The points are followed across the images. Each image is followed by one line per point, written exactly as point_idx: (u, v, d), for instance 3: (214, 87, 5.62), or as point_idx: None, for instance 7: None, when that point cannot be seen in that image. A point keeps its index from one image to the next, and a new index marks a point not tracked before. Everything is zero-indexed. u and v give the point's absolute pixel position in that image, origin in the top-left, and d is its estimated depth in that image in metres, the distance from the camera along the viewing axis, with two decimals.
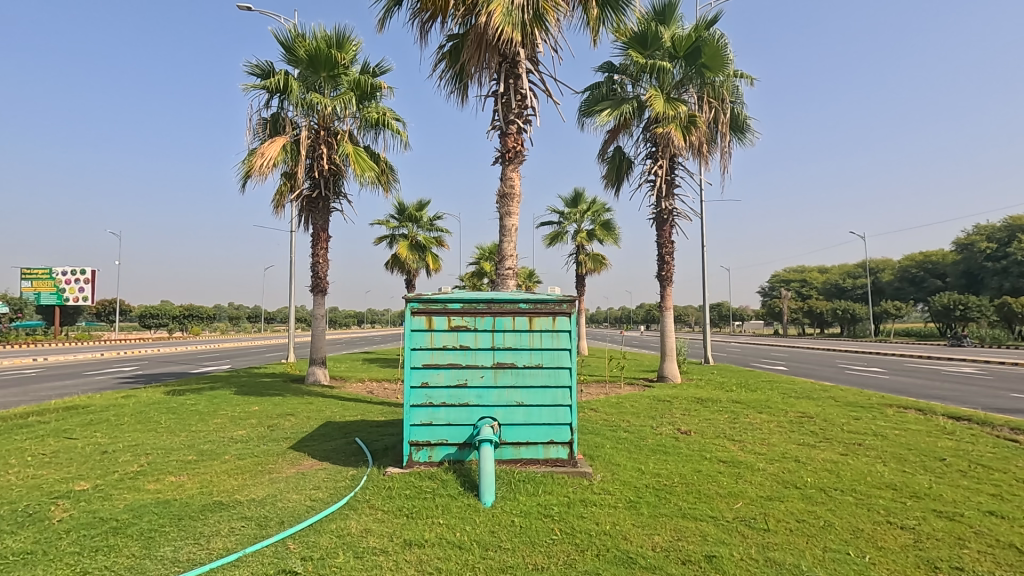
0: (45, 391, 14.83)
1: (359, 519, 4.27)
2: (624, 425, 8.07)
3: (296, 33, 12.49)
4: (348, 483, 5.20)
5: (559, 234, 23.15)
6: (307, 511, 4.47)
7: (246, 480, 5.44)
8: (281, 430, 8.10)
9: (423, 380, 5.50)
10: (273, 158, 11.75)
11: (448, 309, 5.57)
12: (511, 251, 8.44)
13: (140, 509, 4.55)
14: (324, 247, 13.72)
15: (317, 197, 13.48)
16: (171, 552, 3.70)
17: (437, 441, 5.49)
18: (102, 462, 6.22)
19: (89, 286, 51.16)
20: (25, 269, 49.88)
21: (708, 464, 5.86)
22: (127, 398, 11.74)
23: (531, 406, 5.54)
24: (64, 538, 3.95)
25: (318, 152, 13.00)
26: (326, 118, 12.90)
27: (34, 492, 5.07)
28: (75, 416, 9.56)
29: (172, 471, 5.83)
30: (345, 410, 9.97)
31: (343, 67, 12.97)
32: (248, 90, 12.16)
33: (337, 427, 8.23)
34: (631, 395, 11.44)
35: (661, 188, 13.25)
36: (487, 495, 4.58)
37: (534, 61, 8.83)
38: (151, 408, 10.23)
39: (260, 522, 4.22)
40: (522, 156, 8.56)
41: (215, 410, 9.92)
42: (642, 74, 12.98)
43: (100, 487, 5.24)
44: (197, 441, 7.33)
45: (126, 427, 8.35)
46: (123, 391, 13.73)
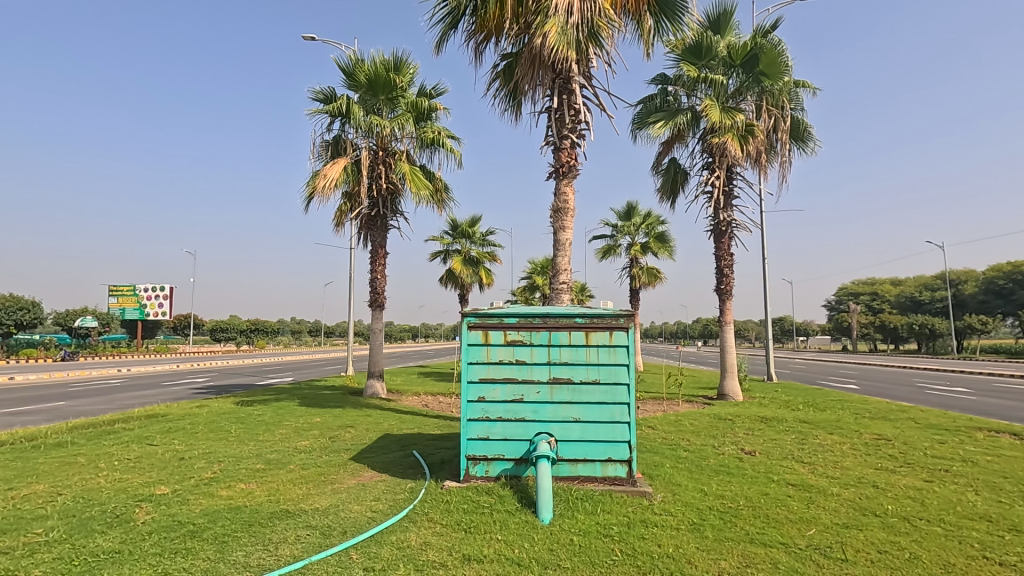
0: (127, 400, 15.90)
1: (418, 531, 4.32)
2: (684, 443, 7.84)
3: (356, 59, 13.07)
4: (406, 496, 5.27)
5: (613, 248, 22.87)
6: (368, 522, 4.56)
7: (309, 490, 5.62)
8: (342, 441, 8.36)
9: (479, 395, 5.55)
10: (334, 179, 12.27)
11: (504, 323, 5.61)
12: (565, 266, 8.40)
13: (214, 514, 4.79)
14: (382, 263, 14.15)
15: (376, 216, 14.01)
16: (242, 558, 3.86)
17: (493, 456, 5.49)
18: (179, 468, 6.60)
19: (168, 302, 54.86)
20: (111, 286, 53.87)
21: (775, 487, 5.58)
22: (202, 408, 12.45)
23: (587, 422, 5.46)
24: (146, 540, 4.20)
25: (376, 172, 13.50)
26: (385, 139, 13.42)
27: (121, 495, 5.44)
28: (155, 424, 10.23)
29: (242, 479, 6.11)
30: (402, 424, 10.13)
31: (401, 89, 13.49)
32: (312, 115, 12.85)
33: (395, 440, 8.41)
34: (690, 413, 11.07)
35: (718, 199, 12.92)
36: (545, 512, 4.54)
37: (588, 77, 8.84)
38: (222, 418, 10.79)
39: (324, 532, 4.34)
40: (575, 170, 8.55)
41: (280, 421, 10.33)
42: (697, 85, 12.70)
43: (178, 492, 5.56)
44: (264, 450, 7.66)
45: (200, 436, 8.83)
46: (197, 401, 14.56)
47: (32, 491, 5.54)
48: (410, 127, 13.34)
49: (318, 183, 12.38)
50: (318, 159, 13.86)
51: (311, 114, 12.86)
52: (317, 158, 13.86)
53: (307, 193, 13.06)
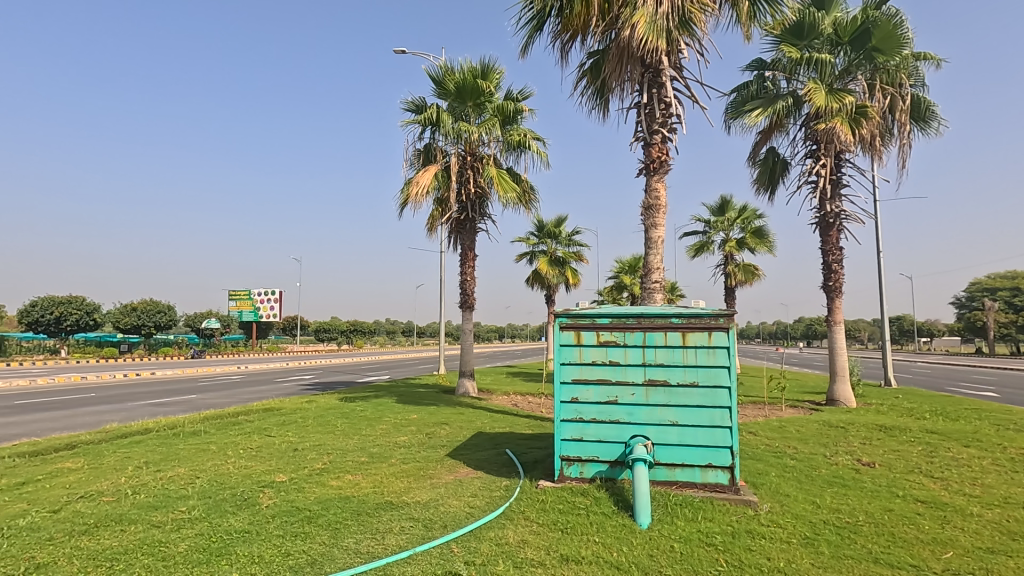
0: (247, 395, 17.50)
1: (515, 529, 4.38)
2: (790, 451, 7.34)
3: (445, 69, 13.53)
4: (502, 493, 5.36)
5: (705, 245, 21.88)
6: (467, 517, 4.70)
7: (410, 484, 5.88)
8: (438, 438, 8.67)
9: (572, 396, 5.54)
10: (426, 186, 12.79)
11: (596, 324, 5.56)
12: (657, 264, 8.17)
13: (326, 502, 5.15)
14: (472, 265, 14.52)
15: (465, 219, 14.41)
16: (353, 544, 4.11)
17: (587, 457, 5.46)
18: (294, 458, 7.17)
19: (278, 305, 59.67)
20: (231, 291, 59.51)
21: (900, 503, 5.07)
22: (311, 403, 13.41)
23: (685, 426, 5.26)
24: (271, 523, 4.60)
25: (465, 177, 13.87)
26: (473, 144, 13.76)
27: (247, 480, 6.00)
28: (271, 417, 11.17)
29: (349, 470, 6.53)
30: (494, 422, 10.33)
31: (487, 95, 13.78)
32: (405, 125, 13.47)
33: (488, 438, 8.60)
34: (796, 419, 10.34)
35: (824, 189, 11.98)
36: (643, 517, 4.43)
37: (679, 68, 8.54)
38: (329, 413, 11.58)
39: (426, 524, 4.53)
40: (667, 165, 8.29)
41: (380, 417, 10.91)
42: (799, 68, 11.83)
43: (294, 480, 6.04)
44: (367, 444, 8.13)
45: (311, 429, 9.53)
46: (306, 396, 15.74)
47: (175, 474, 6.25)
48: (497, 130, 13.59)
49: (411, 190, 12.96)
50: (410, 167, 14.48)
51: (404, 124, 13.48)
52: (410, 166, 14.49)
53: (402, 200, 13.69)
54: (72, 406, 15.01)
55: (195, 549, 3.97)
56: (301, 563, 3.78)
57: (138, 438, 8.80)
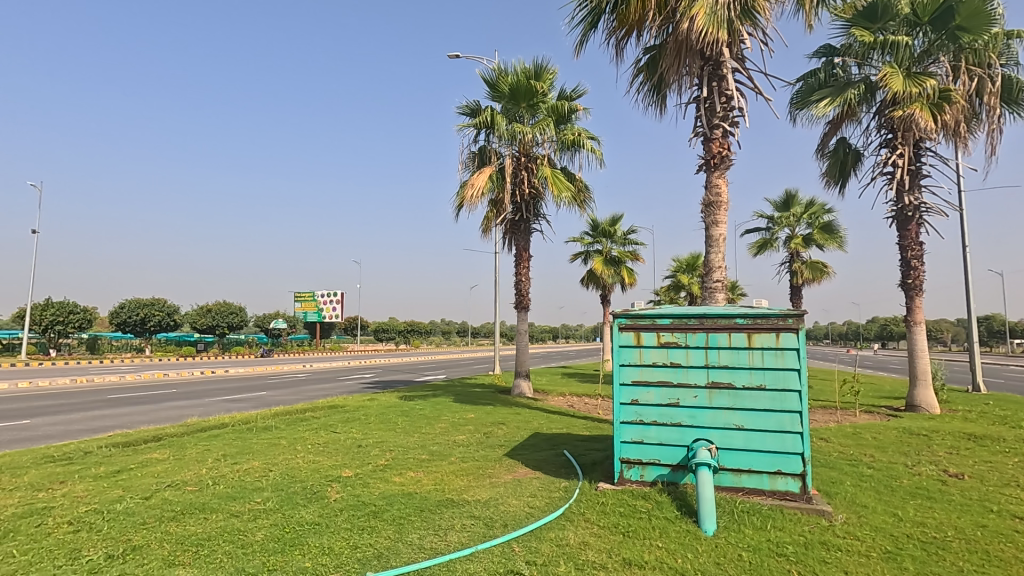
0: (312, 392, 18.27)
1: (576, 531, 4.36)
2: (867, 460, 6.92)
3: (498, 71, 13.64)
4: (561, 494, 5.34)
5: (769, 242, 20.98)
6: (527, 517, 4.72)
7: (470, 482, 5.96)
8: (495, 438, 8.75)
9: (632, 397, 5.46)
10: (480, 188, 12.94)
11: (656, 324, 5.44)
12: (719, 263, 7.91)
13: (391, 498, 5.31)
14: (526, 266, 14.56)
15: (519, 220, 14.47)
16: (417, 539, 4.22)
17: (648, 461, 5.36)
18: (359, 454, 7.42)
19: (340, 306, 61.90)
20: (297, 293, 62.28)
21: (995, 519, 4.67)
22: (373, 400, 13.85)
23: (752, 430, 5.07)
24: (339, 516, 4.78)
25: (519, 177, 13.93)
26: (527, 145, 13.80)
27: (316, 474, 6.27)
28: (336, 414, 11.61)
29: (411, 467, 6.69)
30: (551, 423, 10.30)
31: (541, 95, 13.79)
32: (460, 129, 13.67)
33: (545, 438, 8.59)
34: (872, 425, 9.73)
35: (901, 180, 11.23)
36: (708, 523, 4.30)
37: (740, 59, 8.24)
38: (390, 411, 11.92)
39: (487, 523, 4.58)
40: (728, 160, 8.02)
41: (439, 416, 11.12)
42: (872, 53, 11.14)
43: (360, 475, 6.26)
44: (427, 442, 8.31)
45: (373, 426, 9.85)
46: (367, 394, 16.27)
47: (250, 466, 6.62)
48: (551, 130, 13.56)
49: (466, 193, 13.15)
50: (466, 170, 14.69)
51: (459, 127, 13.69)
52: (465, 168, 14.70)
53: (457, 203, 13.90)
54: (157, 401, 16.15)
55: (271, 538, 4.19)
56: (368, 556, 3.91)
57: (216, 431, 9.37)
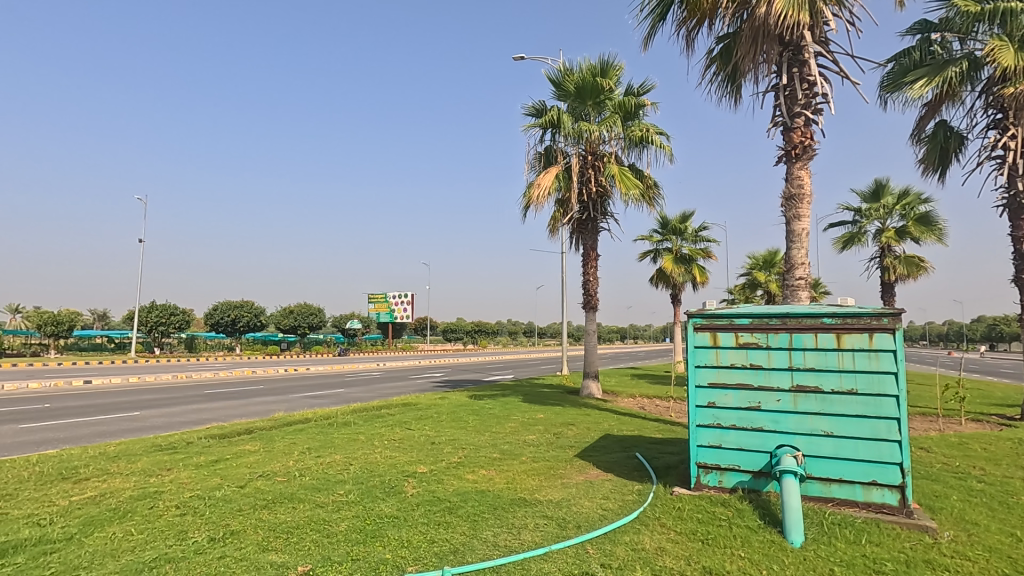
0: (386, 390, 18.98)
1: (652, 535, 4.26)
2: (977, 473, 6.29)
3: (564, 70, 13.59)
4: (635, 498, 5.24)
5: (857, 237, 19.57)
6: (600, 519, 4.66)
7: (542, 482, 5.97)
8: (566, 438, 8.71)
9: (709, 400, 5.27)
10: (547, 188, 12.94)
11: (735, 324, 5.22)
12: (802, 259, 7.47)
13: (464, 494, 5.42)
14: (594, 266, 14.40)
15: (587, 219, 14.33)
16: (492, 537, 4.27)
17: (727, 466, 5.15)
18: (433, 451, 7.62)
19: (411, 307, 63.82)
20: (371, 295, 64.84)
21: None
22: (444, 399, 14.19)
23: (842, 437, 4.74)
24: (416, 510, 4.94)
25: (586, 176, 13.80)
26: (593, 143, 13.65)
27: (393, 469, 6.51)
28: (409, 411, 11.99)
29: (483, 465, 6.80)
30: (622, 425, 10.13)
31: (607, 92, 13.60)
32: (526, 130, 13.74)
33: (616, 440, 8.45)
34: (981, 435, 8.84)
35: (1014, 164, 10.13)
36: (795, 534, 4.07)
37: (824, 42, 7.76)
38: (460, 409, 12.16)
39: (560, 523, 4.56)
40: (811, 150, 7.56)
41: (509, 415, 11.22)
42: (978, 25, 10.13)
43: (434, 471, 6.43)
44: (498, 441, 8.40)
45: (445, 424, 10.09)
46: (438, 393, 16.69)
47: (332, 460, 6.97)
48: (618, 127, 13.34)
49: (533, 193, 13.19)
50: (532, 170, 14.73)
51: (525, 128, 13.76)
52: (531, 169, 14.75)
53: (524, 204, 13.98)
54: (247, 396, 17.35)
55: (354, 529, 4.39)
56: (445, 550, 4.01)
57: (301, 426, 9.94)
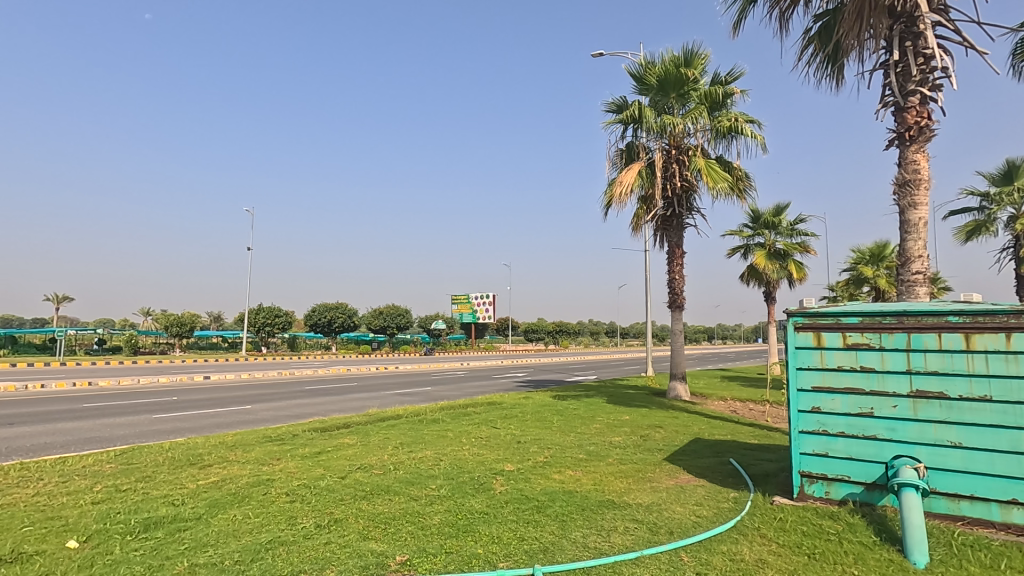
0: (472, 389, 19.44)
1: (751, 546, 4.04)
2: None
3: (646, 63, 13.25)
4: (731, 506, 4.99)
5: (984, 225, 17.48)
6: (694, 525, 4.49)
7: (630, 484, 5.84)
8: (654, 441, 8.47)
9: (813, 405, 4.92)
10: (629, 185, 12.67)
11: (842, 324, 4.83)
12: (919, 251, 6.78)
13: (553, 494, 5.42)
14: (680, 263, 13.90)
15: (672, 216, 13.87)
16: (581, 538, 4.24)
17: (835, 477, 4.78)
18: (519, 450, 7.69)
19: (493, 308, 64.81)
20: (454, 296, 66.58)
21: None
22: (528, 399, 14.29)
23: (974, 449, 4.25)
24: (505, 507, 5.00)
25: (670, 171, 13.37)
26: (678, 137, 13.19)
27: (481, 466, 6.64)
28: (495, 410, 12.18)
29: (569, 465, 6.77)
30: (713, 429, 9.69)
31: (692, 83, 13.10)
32: (607, 127, 13.54)
33: (708, 445, 8.10)
34: None
35: None
36: (918, 555, 3.70)
37: (943, 11, 7.01)
38: (545, 409, 12.18)
39: (651, 528, 4.44)
40: (929, 131, 6.85)
41: (593, 416, 11.09)
42: None
43: (521, 470, 6.48)
44: (584, 442, 8.34)
45: (530, 423, 10.16)
46: (522, 392, 16.83)
47: (424, 455, 7.24)
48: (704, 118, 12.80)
49: (615, 191, 12.96)
50: (613, 168, 14.49)
51: (606, 125, 13.57)
52: (612, 166, 14.51)
53: (606, 202, 13.78)
54: (343, 393, 18.43)
55: (446, 523, 4.53)
56: (534, 549, 4.03)
57: (393, 422, 10.41)
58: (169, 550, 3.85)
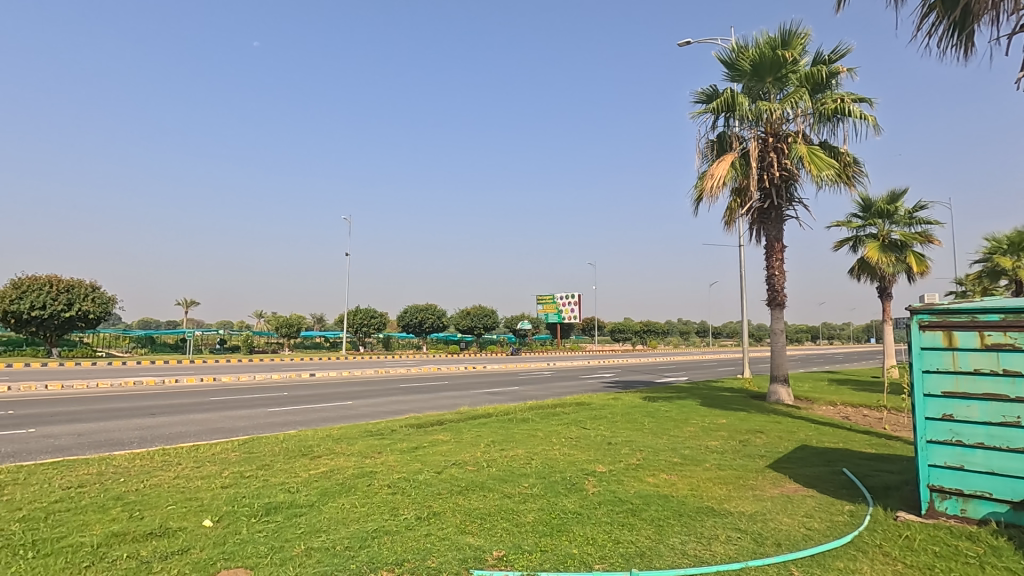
0: (559, 389, 19.42)
1: (872, 565, 3.70)
2: None
3: (738, 48, 12.58)
4: (847, 520, 4.60)
5: None
6: (805, 539, 4.19)
7: (731, 492, 5.56)
8: (754, 447, 8.01)
9: (944, 412, 4.42)
10: (721, 177, 12.09)
11: (977, 321, 4.30)
12: None
13: (647, 498, 5.28)
14: (780, 258, 13.04)
15: (769, 208, 13.05)
16: (679, 544, 4.10)
17: (973, 493, 4.27)
18: (610, 451, 7.57)
19: (578, 307, 64.31)
20: (539, 296, 66.81)
21: None
22: (617, 399, 14.03)
23: None
24: (599, 509, 4.95)
25: (767, 160, 12.59)
26: (775, 123, 12.39)
27: (572, 467, 6.61)
28: (583, 410, 12.07)
29: (664, 469, 6.57)
30: (822, 436, 8.98)
31: (791, 65, 12.24)
32: (696, 118, 13.00)
33: (816, 453, 7.52)
34: None
35: None
36: None
37: None
38: (635, 411, 11.91)
39: (756, 538, 4.20)
40: None
41: (687, 419, 10.68)
42: None
43: (613, 471, 6.38)
44: (677, 445, 8.05)
45: (620, 425, 9.97)
46: (611, 393, 16.56)
47: (515, 453, 7.34)
48: (806, 102, 11.93)
49: (706, 184, 12.41)
50: (704, 160, 13.89)
51: (695, 116, 13.03)
52: (703, 159, 13.91)
53: (696, 196, 13.23)
54: (435, 391, 19.10)
55: (540, 521, 4.56)
56: (631, 553, 3.95)
57: (484, 420, 10.63)
58: (288, 533, 4.19)
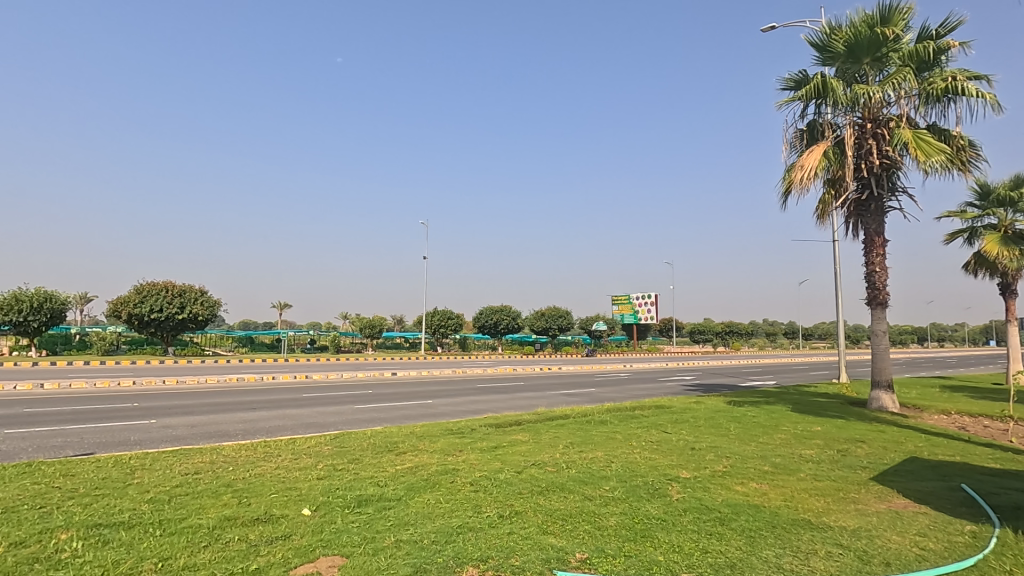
0: (637, 392, 18.99)
1: None
2: None
3: (830, 29, 11.74)
4: (969, 541, 4.16)
5: None
6: (919, 559, 3.83)
7: (830, 505, 5.19)
8: (855, 457, 7.42)
9: None
10: (812, 168, 11.33)
11: None
12: None
13: (736, 507, 5.05)
14: (881, 253, 12.02)
15: (868, 199, 12.06)
16: (773, 558, 3.88)
17: None
18: (694, 457, 7.30)
19: (655, 308, 62.63)
20: (615, 296, 65.72)
21: None
22: (700, 403, 13.51)
23: None
24: (684, 516, 4.79)
25: (865, 148, 11.65)
26: (874, 108, 11.44)
27: (654, 471, 6.44)
28: (664, 414, 11.72)
29: (753, 477, 6.24)
30: (935, 448, 8.17)
31: (892, 43, 11.26)
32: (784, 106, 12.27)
33: (929, 466, 6.85)
34: None
35: None
36: None
37: None
38: (719, 415, 11.41)
39: (860, 556, 3.89)
40: None
41: (777, 425, 10.09)
42: None
43: (698, 478, 6.15)
44: (767, 453, 7.62)
45: (704, 429, 9.58)
46: (693, 397, 15.97)
47: (595, 456, 7.25)
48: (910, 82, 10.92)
49: (795, 176, 11.68)
50: (792, 150, 13.08)
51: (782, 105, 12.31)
52: (791, 149, 13.10)
53: (784, 189, 12.49)
54: (511, 391, 19.30)
55: (623, 525, 4.47)
56: (721, 563, 3.79)
57: (561, 421, 10.61)
58: (379, 525, 4.39)
